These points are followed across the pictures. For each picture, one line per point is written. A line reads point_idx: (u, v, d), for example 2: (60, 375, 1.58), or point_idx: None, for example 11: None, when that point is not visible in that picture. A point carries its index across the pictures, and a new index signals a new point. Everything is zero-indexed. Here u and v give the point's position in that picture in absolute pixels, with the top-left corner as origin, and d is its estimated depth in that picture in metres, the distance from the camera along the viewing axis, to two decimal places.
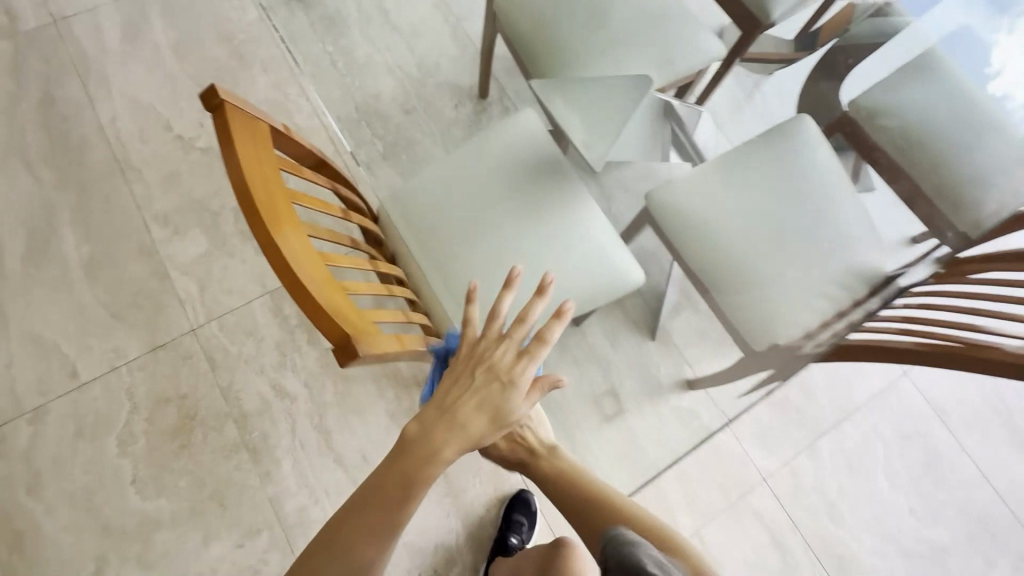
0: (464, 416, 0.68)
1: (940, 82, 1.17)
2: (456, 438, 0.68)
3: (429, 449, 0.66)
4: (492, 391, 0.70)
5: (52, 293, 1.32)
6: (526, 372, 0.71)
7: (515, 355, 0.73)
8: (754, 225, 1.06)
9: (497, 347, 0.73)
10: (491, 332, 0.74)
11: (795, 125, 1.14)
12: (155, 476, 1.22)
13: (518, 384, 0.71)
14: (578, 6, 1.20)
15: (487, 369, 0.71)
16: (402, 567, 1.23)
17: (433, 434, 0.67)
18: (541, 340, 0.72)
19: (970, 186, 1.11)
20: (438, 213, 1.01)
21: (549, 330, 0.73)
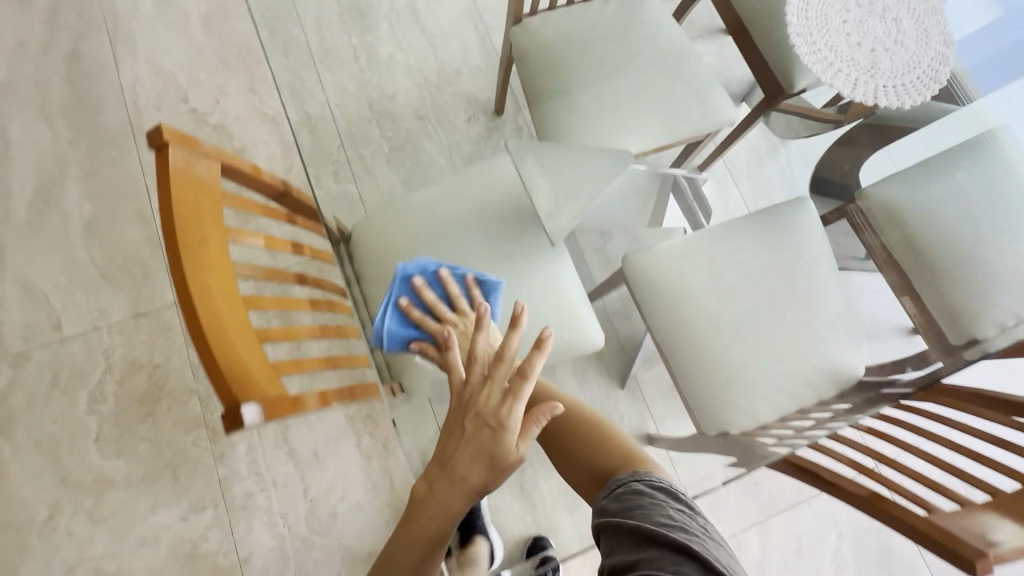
0: (462, 468, 0.62)
1: (963, 181, 1.09)
2: (460, 488, 0.62)
3: (437, 505, 0.62)
4: (481, 438, 0.61)
5: (51, 244, 1.37)
6: (513, 413, 0.61)
7: (501, 396, 0.63)
8: (731, 309, 1.03)
9: (484, 388, 0.65)
10: (473, 373, 0.65)
11: (795, 207, 1.10)
12: (116, 437, 1.28)
13: (509, 426, 0.61)
14: (596, 48, 1.16)
15: (474, 416, 0.63)
16: (332, 567, 1.26)
17: (436, 490, 0.62)
18: (522, 377, 0.61)
19: (976, 297, 1.02)
20: (411, 244, 1.00)
21: (530, 362, 0.61)
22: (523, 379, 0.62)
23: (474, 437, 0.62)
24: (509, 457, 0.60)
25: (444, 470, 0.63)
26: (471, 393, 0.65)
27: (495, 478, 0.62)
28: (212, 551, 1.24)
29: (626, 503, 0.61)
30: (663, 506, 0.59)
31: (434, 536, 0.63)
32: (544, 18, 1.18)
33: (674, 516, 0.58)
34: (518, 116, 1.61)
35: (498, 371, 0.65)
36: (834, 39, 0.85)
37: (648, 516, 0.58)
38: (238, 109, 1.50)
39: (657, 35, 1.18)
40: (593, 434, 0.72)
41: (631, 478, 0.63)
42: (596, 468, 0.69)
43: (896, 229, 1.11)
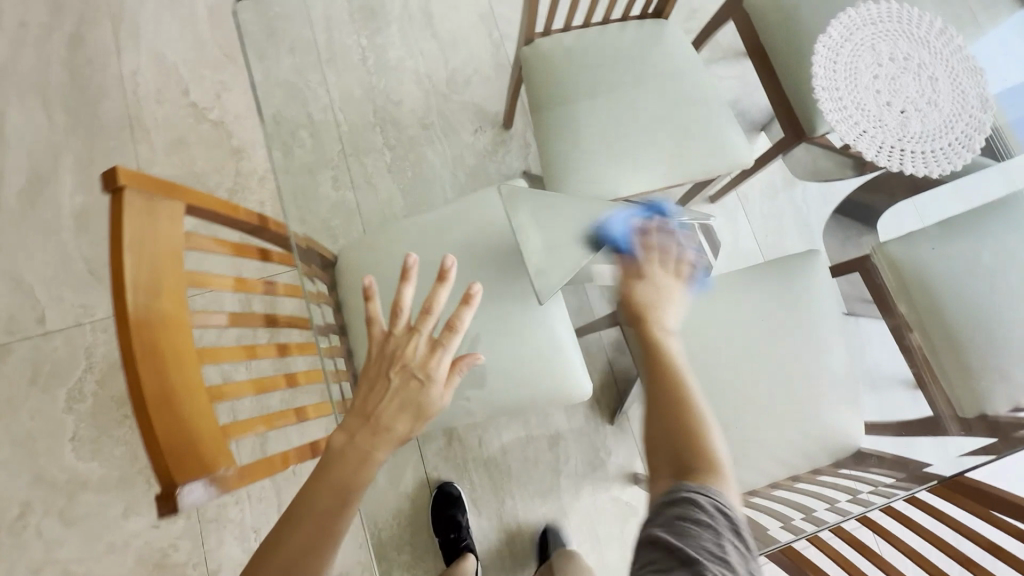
0: (387, 418, 0.69)
1: (997, 244, 1.02)
2: (383, 439, 0.69)
3: (358, 455, 0.68)
4: (408, 389, 0.70)
5: (40, 235, 1.35)
6: (441, 363, 0.71)
7: (428, 347, 0.72)
8: (729, 365, 0.99)
9: (410, 341, 0.72)
10: (400, 326, 0.72)
11: (804, 262, 1.04)
12: (93, 438, 1.26)
13: (434, 375, 0.71)
14: (610, 73, 1.10)
15: (401, 367, 0.71)
16: None
17: (359, 439, 0.68)
18: (449, 331, 0.71)
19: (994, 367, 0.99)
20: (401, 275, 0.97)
21: (460, 316, 0.70)
22: (450, 333, 0.71)
23: (402, 386, 0.70)
24: (436, 403, 0.70)
25: (368, 421, 0.70)
26: (397, 345, 0.72)
27: (418, 423, 0.70)
28: (182, 561, 1.22)
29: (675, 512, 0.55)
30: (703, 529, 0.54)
31: (350, 487, 0.67)
32: (557, 39, 1.11)
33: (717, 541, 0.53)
34: (527, 131, 1.55)
35: (423, 325, 0.72)
36: (862, 96, 0.79)
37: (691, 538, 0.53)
38: (239, 106, 1.45)
39: (676, 64, 1.11)
40: (693, 428, 0.64)
41: (698, 490, 0.57)
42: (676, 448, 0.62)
43: (918, 291, 1.05)
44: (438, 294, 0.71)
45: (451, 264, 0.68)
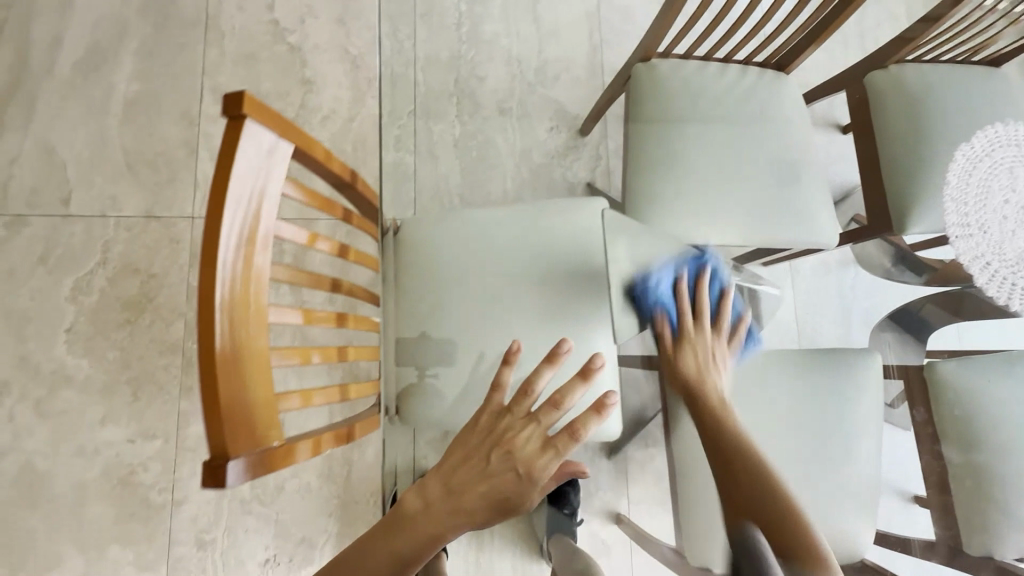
0: (470, 501, 0.66)
1: None
2: (459, 522, 0.65)
3: (429, 530, 0.64)
4: (506, 481, 0.67)
5: (84, 113, 1.28)
6: (548, 466, 0.69)
7: (541, 444, 0.70)
8: (761, 443, 0.95)
9: (523, 430, 0.71)
10: (522, 411, 0.73)
11: (853, 359, 1.02)
12: (89, 335, 1.21)
13: (536, 477, 0.68)
14: (717, 117, 1.05)
15: (505, 452, 0.69)
16: (260, 540, 1.20)
17: (434, 512, 0.65)
18: (568, 436, 0.70)
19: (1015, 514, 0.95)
20: (458, 267, 0.96)
21: (586, 424, 0.72)
22: (570, 440, 0.71)
23: (498, 474, 0.67)
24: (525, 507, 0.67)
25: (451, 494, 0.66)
26: (510, 428, 0.71)
27: (499, 516, 0.67)
28: (148, 484, 1.18)
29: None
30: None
31: (411, 558, 0.64)
32: (676, 64, 1.06)
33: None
34: (601, 144, 1.51)
35: (544, 417, 0.72)
36: None
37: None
38: (321, 37, 1.39)
39: (783, 125, 1.07)
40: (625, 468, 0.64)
41: None
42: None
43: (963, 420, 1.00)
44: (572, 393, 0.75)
45: (597, 369, 0.82)
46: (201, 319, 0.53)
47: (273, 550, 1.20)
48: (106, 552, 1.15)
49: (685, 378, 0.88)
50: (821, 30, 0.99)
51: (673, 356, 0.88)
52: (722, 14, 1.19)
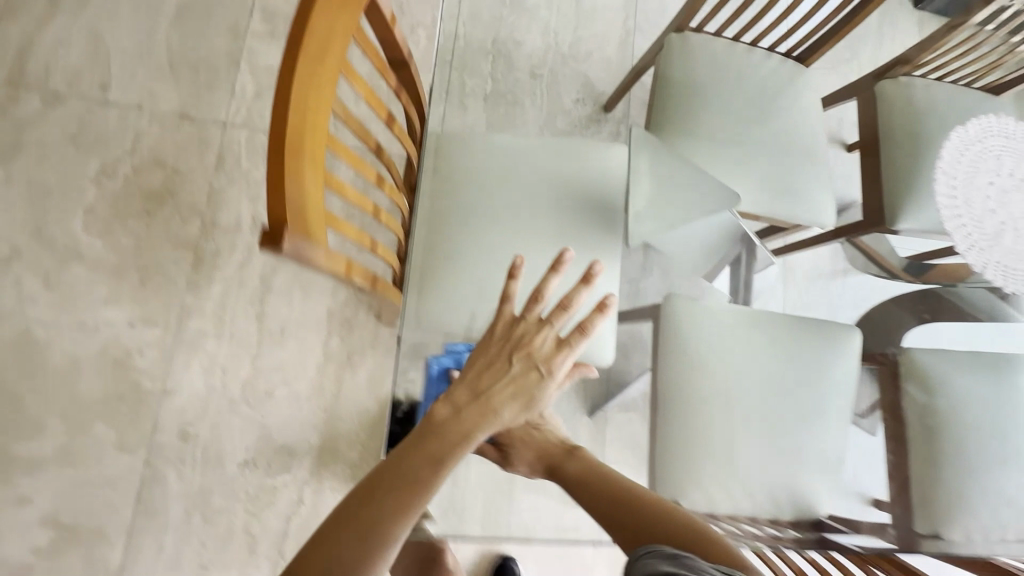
0: (498, 399, 0.68)
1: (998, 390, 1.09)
2: (488, 423, 0.67)
3: (462, 430, 0.65)
4: (528, 380, 0.69)
5: (136, 9, 1.32)
6: (564, 361, 0.71)
7: (555, 343, 0.71)
8: (740, 394, 1.01)
9: (538, 332, 0.71)
10: (533, 315, 0.72)
11: (842, 333, 1.08)
12: (107, 218, 1.24)
13: (555, 374, 0.70)
14: (738, 94, 1.12)
15: (524, 355, 0.70)
16: (242, 441, 1.22)
17: (467, 415, 0.66)
18: (581, 333, 0.71)
19: (962, 494, 1.04)
20: (480, 179, 0.96)
21: (593, 322, 0.71)
22: (580, 337, 0.71)
23: (521, 375, 0.69)
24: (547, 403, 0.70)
25: (477, 398, 0.67)
26: (524, 332, 0.71)
27: (523, 414, 0.69)
28: (141, 369, 1.20)
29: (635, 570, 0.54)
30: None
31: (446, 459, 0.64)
32: (707, 41, 1.13)
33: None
34: (623, 123, 1.58)
35: (555, 321, 0.72)
36: (972, 195, 0.82)
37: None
38: None
39: (799, 108, 1.14)
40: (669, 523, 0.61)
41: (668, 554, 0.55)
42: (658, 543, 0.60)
43: (925, 404, 1.09)
44: (578, 296, 0.71)
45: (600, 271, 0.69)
46: (283, 94, 0.55)
47: (252, 452, 1.22)
48: (90, 428, 1.16)
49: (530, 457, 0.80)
50: (843, 26, 1.07)
51: (507, 458, 0.83)
52: (755, 8, 1.27)
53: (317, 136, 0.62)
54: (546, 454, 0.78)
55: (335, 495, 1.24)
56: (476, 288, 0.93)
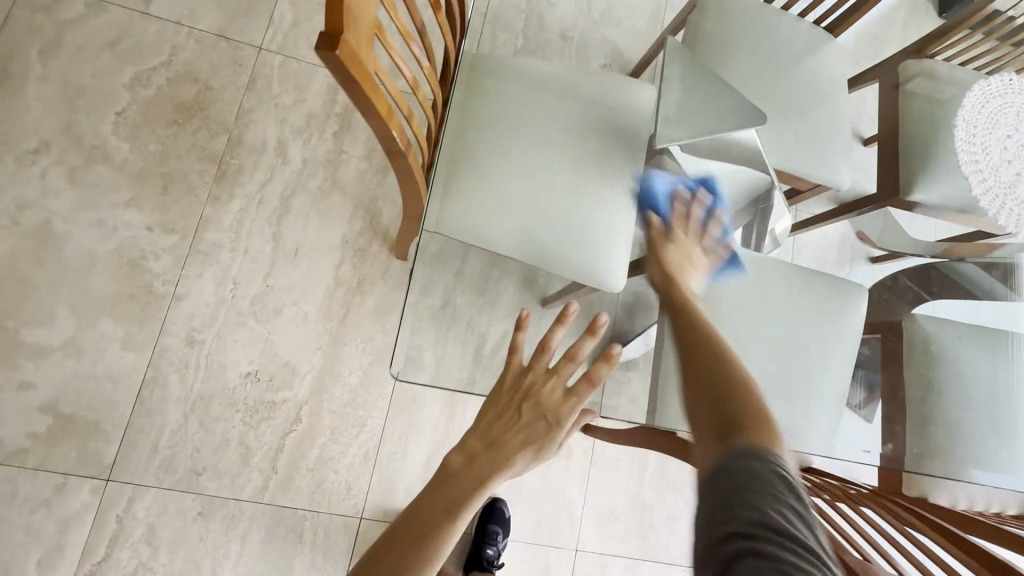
0: (509, 449, 0.69)
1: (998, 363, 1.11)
2: (500, 471, 0.67)
3: (474, 478, 0.65)
4: (539, 425, 0.71)
5: None
6: (573, 412, 0.73)
7: (564, 393, 0.74)
8: (746, 335, 1.02)
9: (546, 382, 0.75)
10: (540, 365, 0.76)
11: (850, 290, 1.09)
12: (136, 123, 1.26)
13: (564, 424, 0.72)
14: (769, 49, 1.14)
15: (533, 405, 0.73)
16: (246, 353, 1.22)
17: (477, 464, 0.67)
18: (587, 382, 0.74)
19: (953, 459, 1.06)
20: (512, 100, 0.99)
21: (601, 372, 0.74)
22: (589, 387, 0.74)
23: (532, 423, 0.71)
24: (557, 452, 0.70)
25: (488, 447, 0.69)
26: (533, 382, 0.75)
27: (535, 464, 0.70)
28: (154, 272, 1.21)
29: (742, 477, 0.50)
30: (797, 513, 0.48)
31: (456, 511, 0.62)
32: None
33: (797, 519, 0.47)
34: None
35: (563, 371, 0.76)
36: (990, 144, 0.83)
37: (771, 509, 0.47)
38: None
39: (825, 70, 1.15)
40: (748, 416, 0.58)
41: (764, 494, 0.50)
42: (723, 418, 0.58)
43: (926, 371, 1.10)
44: (585, 345, 0.76)
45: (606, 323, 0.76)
46: None
47: (255, 365, 1.22)
48: (98, 323, 1.17)
49: (663, 269, 0.85)
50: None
51: (657, 242, 0.88)
52: None
53: None
54: (677, 274, 0.84)
55: (332, 417, 1.25)
56: (499, 201, 0.95)
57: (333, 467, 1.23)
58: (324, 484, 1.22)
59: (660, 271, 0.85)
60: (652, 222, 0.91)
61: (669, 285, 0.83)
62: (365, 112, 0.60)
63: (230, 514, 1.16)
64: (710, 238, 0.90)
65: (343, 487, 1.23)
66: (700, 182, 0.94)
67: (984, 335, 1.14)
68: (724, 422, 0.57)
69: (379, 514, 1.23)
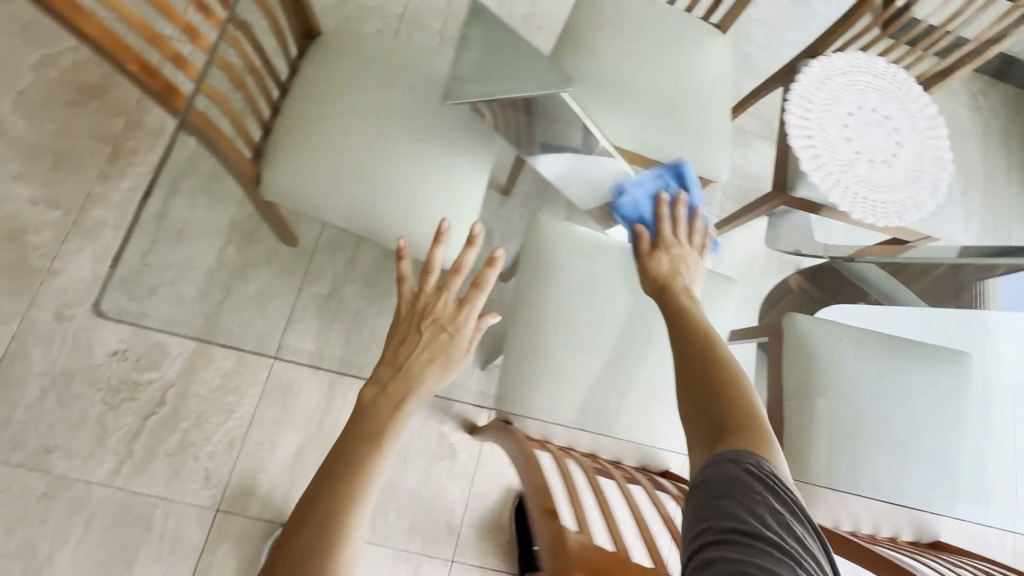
0: (418, 367, 0.72)
1: (880, 369, 1.04)
2: (412, 393, 0.70)
3: (391, 405, 0.68)
4: (438, 340, 0.74)
5: None
6: (468, 317, 0.76)
7: (455, 304, 0.77)
8: (594, 325, 0.97)
9: (437, 298, 0.77)
10: (429, 286, 0.78)
11: (720, 283, 1.02)
12: (37, 103, 1.28)
13: (462, 330, 0.76)
14: (646, 40, 1.12)
15: (430, 321, 0.76)
16: (118, 332, 1.20)
17: (392, 390, 0.70)
18: (475, 287, 0.78)
19: (828, 474, 0.97)
20: (362, 77, 0.97)
21: (485, 275, 0.79)
22: (477, 291, 0.77)
23: (432, 338, 0.74)
24: (462, 357, 0.74)
25: (398, 372, 0.71)
26: (425, 302, 0.77)
27: (447, 372, 0.73)
28: (33, 246, 1.21)
29: (715, 483, 0.52)
30: (771, 515, 0.49)
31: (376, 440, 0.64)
32: None
33: (766, 521, 0.48)
34: None
35: (450, 285, 0.78)
36: (827, 121, 0.78)
37: (736, 511, 0.49)
38: None
39: (706, 65, 1.14)
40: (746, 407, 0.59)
41: (757, 473, 0.52)
42: (716, 414, 0.60)
43: (805, 373, 1.02)
44: (466, 255, 0.80)
45: (477, 229, 0.80)
46: None
47: (125, 344, 1.20)
48: None
49: (653, 277, 0.83)
50: None
51: (646, 254, 0.86)
52: None
53: None
54: (667, 280, 0.82)
55: (199, 402, 1.21)
56: (333, 173, 0.92)
57: (194, 454, 1.18)
58: (181, 472, 1.16)
59: (652, 277, 0.84)
60: (640, 233, 0.86)
61: (663, 294, 0.81)
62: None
63: (78, 496, 1.12)
64: (708, 250, 0.88)
65: (203, 476, 1.17)
66: (675, 175, 0.90)
67: (877, 340, 1.06)
68: (718, 420, 0.59)
69: (236, 507, 1.16)
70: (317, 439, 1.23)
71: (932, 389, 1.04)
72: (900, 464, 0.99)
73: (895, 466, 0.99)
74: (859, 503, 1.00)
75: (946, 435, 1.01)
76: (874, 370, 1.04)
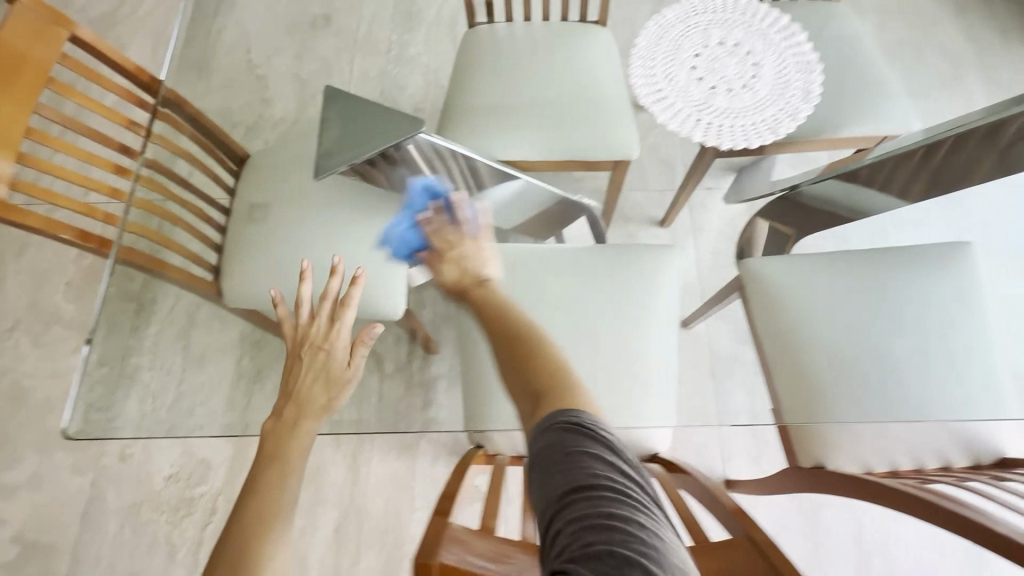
0: (308, 391, 0.83)
1: (867, 284, 0.95)
2: (308, 412, 0.81)
3: (288, 427, 0.78)
4: (319, 359, 0.86)
5: None
6: (341, 334, 0.88)
7: (328, 323, 0.89)
8: (543, 329, 0.98)
9: (313, 326, 0.88)
10: (304, 317, 0.89)
11: (655, 260, 1.02)
12: (81, 287, 1.56)
13: (338, 344, 0.88)
14: (530, 56, 1.18)
15: (311, 346, 0.87)
16: (169, 457, 1.36)
17: (287, 416, 0.80)
18: (343, 306, 0.90)
19: (837, 420, 0.89)
20: (287, 181, 1.12)
21: (349, 292, 0.92)
22: (344, 308, 0.90)
23: (314, 360, 0.86)
24: (344, 369, 0.87)
25: (291, 398, 0.82)
26: (304, 332, 0.88)
27: (333, 387, 0.85)
28: None
29: (556, 454, 0.53)
30: (607, 460, 0.51)
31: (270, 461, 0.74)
32: (492, 28, 1.22)
33: (604, 468, 0.50)
34: None
35: (320, 311, 0.89)
36: (676, 70, 0.80)
37: (579, 471, 0.50)
38: (280, 69, 1.78)
39: (593, 57, 1.17)
40: (565, 387, 0.65)
41: (582, 422, 0.55)
42: (536, 397, 0.65)
43: (782, 310, 0.95)
44: (331, 284, 0.91)
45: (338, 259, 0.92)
46: None
47: (177, 466, 1.35)
48: (54, 455, 1.38)
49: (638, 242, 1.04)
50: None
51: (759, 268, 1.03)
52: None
53: (13, 122, 0.79)
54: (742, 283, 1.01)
55: None
56: (279, 271, 1.06)
57: None
58: None
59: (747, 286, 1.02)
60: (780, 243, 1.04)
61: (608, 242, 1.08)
62: (30, 231, 0.79)
63: None
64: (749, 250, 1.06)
65: None
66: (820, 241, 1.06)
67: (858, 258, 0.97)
68: (536, 399, 0.64)
69: None
70: (352, 512, 1.29)
71: (936, 294, 0.93)
72: (923, 381, 0.88)
73: (918, 385, 0.88)
74: (893, 434, 0.89)
75: (963, 333, 0.91)
76: (862, 286, 0.95)
